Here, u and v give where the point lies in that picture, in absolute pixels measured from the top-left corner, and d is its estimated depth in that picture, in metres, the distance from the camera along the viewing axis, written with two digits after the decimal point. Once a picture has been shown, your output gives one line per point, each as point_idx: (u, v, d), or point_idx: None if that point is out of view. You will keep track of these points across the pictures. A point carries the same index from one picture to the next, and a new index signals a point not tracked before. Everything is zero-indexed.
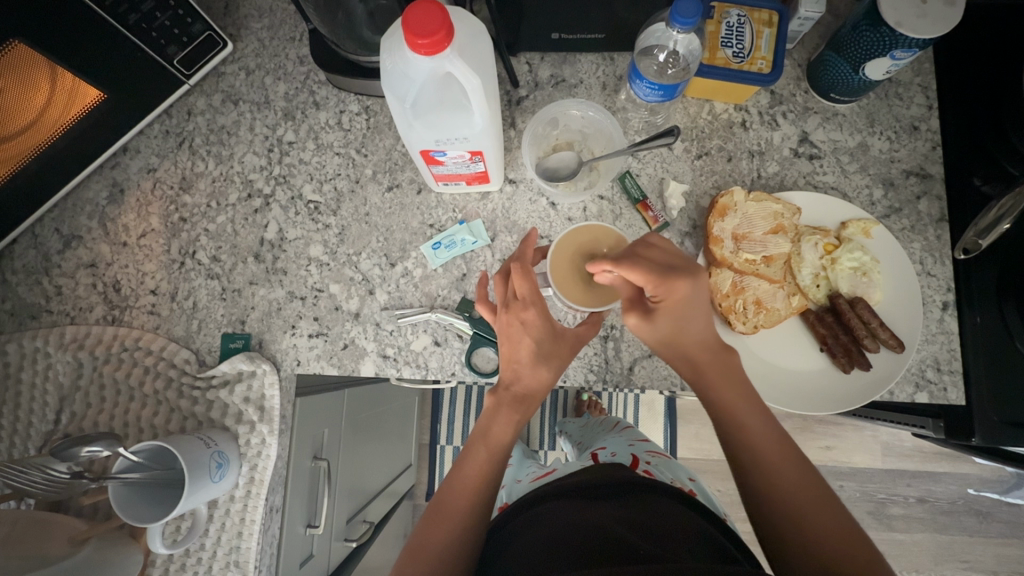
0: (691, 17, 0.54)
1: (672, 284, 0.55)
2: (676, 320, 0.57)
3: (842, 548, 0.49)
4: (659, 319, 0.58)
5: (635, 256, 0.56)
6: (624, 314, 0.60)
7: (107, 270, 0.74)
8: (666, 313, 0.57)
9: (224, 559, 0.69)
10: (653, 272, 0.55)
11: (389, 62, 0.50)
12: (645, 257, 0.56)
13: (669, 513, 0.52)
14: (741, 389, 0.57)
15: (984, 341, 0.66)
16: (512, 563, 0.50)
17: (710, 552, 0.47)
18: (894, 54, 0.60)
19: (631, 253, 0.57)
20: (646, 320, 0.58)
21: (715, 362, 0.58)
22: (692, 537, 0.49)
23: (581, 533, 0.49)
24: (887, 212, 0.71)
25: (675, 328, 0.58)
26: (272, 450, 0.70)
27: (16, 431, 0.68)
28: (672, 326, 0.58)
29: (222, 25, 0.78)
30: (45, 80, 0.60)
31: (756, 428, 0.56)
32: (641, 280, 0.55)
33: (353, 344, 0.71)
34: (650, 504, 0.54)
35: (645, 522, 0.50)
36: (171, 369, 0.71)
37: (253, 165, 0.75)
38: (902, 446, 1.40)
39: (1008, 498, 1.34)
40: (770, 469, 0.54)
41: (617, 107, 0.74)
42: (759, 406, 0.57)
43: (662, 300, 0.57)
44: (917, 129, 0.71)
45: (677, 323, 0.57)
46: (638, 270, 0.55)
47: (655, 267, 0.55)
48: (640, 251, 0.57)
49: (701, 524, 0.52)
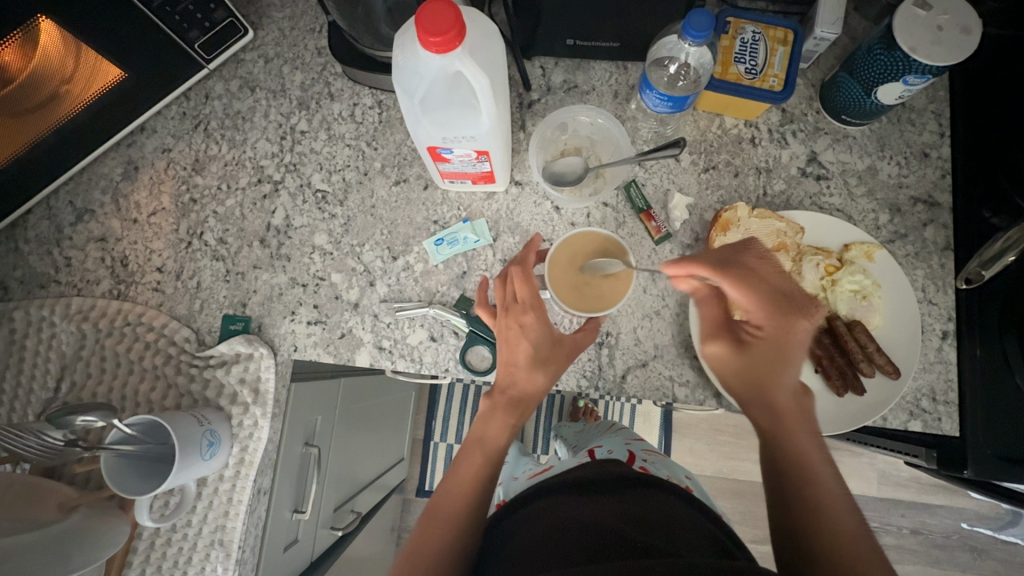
0: (704, 31, 0.54)
1: (785, 317, 0.52)
2: (772, 354, 0.53)
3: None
4: (751, 348, 0.53)
5: (745, 270, 0.53)
6: (713, 337, 0.56)
7: (116, 245, 0.76)
8: (763, 343, 0.53)
9: (209, 537, 0.70)
10: (766, 299, 0.52)
11: (402, 58, 0.51)
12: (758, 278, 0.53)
13: (669, 510, 0.52)
14: (806, 428, 0.53)
15: (982, 376, 0.65)
16: (508, 563, 0.49)
17: (710, 547, 0.47)
18: (907, 80, 0.60)
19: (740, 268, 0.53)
20: (738, 349, 0.54)
21: (790, 400, 0.54)
22: (693, 533, 0.48)
23: (579, 529, 0.49)
24: (892, 237, 0.70)
25: (767, 361, 0.53)
26: (263, 432, 0.71)
27: (17, 397, 0.70)
28: (765, 359, 0.53)
29: (245, 12, 0.79)
30: (70, 55, 0.62)
31: (809, 455, 0.52)
32: (747, 304, 0.53)
33: (350, 333, 0.72)
34: (648, 499, 0.53)
35: (644, 516, 0.50)
36: (171, 347, 0.72)
37: (265, 151, 0.77)
38: (899, 476, 1.38)
39: (1002, 535, 1.32)
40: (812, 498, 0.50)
41: (627, 116, 0.74)
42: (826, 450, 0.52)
43: (764, 332, 0.53)
44: (927, 156, 0.71)
45: (773, 356, 0.53)
46: (747, 291, 0.52)
47: (768, 294, 0.52)
48: (745, 263, 0.54)
49: (702, 522, 0.51)
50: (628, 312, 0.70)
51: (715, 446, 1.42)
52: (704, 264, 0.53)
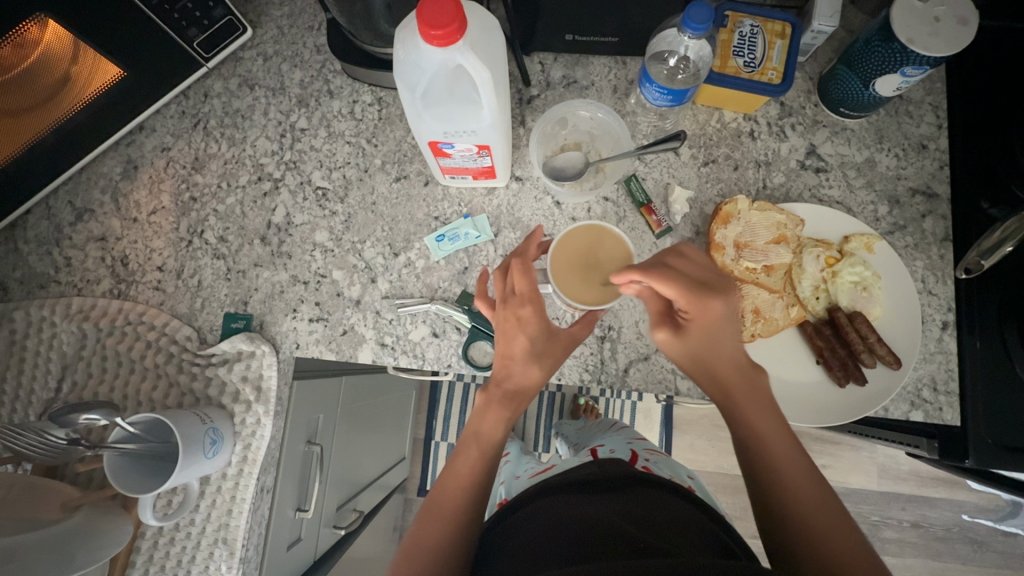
0: (703, 23, 0.55)
1: (703, 300, 0.55)
2: (706, 335, 0.56)
3: (835, 541, 0.49)
4: (688, 333, 0.57)
5: (669, 268, 0.55)
6: (652, 329, 0.59)
7: (116, 245, 0.75)
8: (695, 327, 0.56)
9: (213, 535, 0.70)
10: (685, 286, 0.54)
11: (402, 52, 0.51)
12: (676, 270, 0.55)
13: (668, 509, 0.52)
14: (761, 406, 0.56)
15: (983, 367, 0.65)
16: (509, 563, 0.49)
17: (711, 548, 0.46)
18: (905, 71, 0.60)
19: (662, 265, 0.55)
20: (678, 336, 0.57)
21: (739, 377, 0.57)
22: (695, 533, 0.48)
23: (579, 528, 0.49)
24: (891, 229, 0.71)
25: (705, 347, 0.56)
26: (267, 430, 0.71)
27: (18, 397, 0.69)
28: (702, 343, 0.56)
29: (243, 11, 0.79)
30: (69, 53, 0.62)
31: (774, 439, 0.55)
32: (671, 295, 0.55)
33: (352, 330, 0.72)
34: (650, 500, 0.53)
35: (646, 516, 0.50)
36: (173, 345, 0.72)
37: (265, 149, 0.77)
38: (899, 469, 1.38)
39: (1002, 526, 1.33)
40: (791, 489, 0.53)
41: (626, 111, 0.74)
42: (783, 425, 0.56)
43: (692, 316, 0.56)
44: (925, 148, 0.72)
45: (708, 338, 0.56)
46: (670, 283, 0.54)
47: (686, 282, 0.54)
48: (667, 261, 0.56)
49: (701, 520, 0.51)
50: (629, 306, 0.70)
51: (716, 442, 1.42)
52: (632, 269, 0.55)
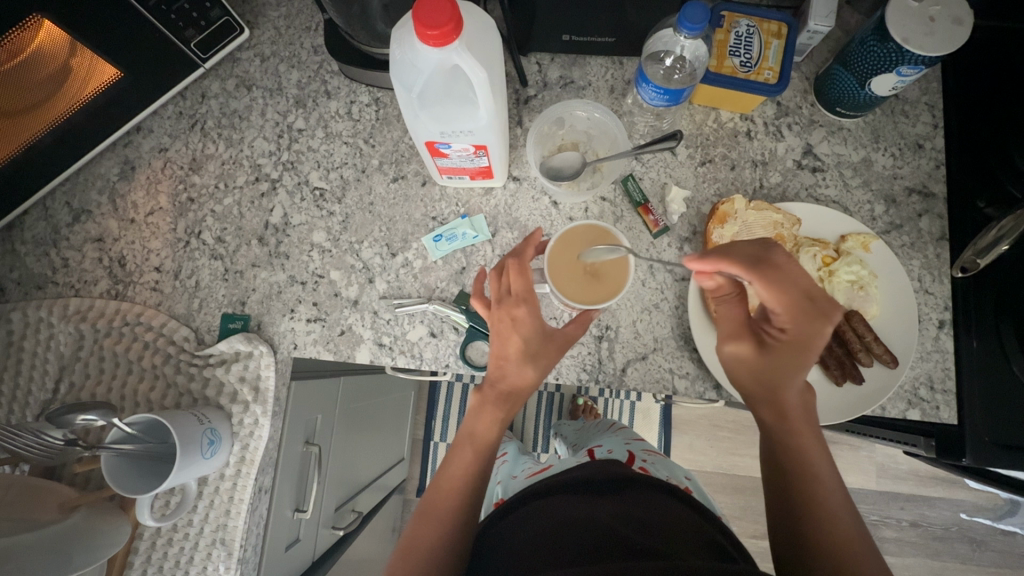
0: (699, 23, 0.55)
1: (806, 322, 0.50)
2: (798, 355, 0.52)
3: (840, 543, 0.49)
4: (773, 349, 0.53)
5: (778, 271, 0.49)
6: (734, 339, 0.56)
7: (113, 246, 0.75)
8: (787, 346, 0.52)
9: (211, 535, 0.70)
10: (792, 304, 0.50)
11: (398, 52, 0.51)
12: (790, 281, 0.49)
13: (664, 511, 0.52)
14: (806, 418, 0.55)
15: (980, 366, 0.65)
16: (504, 564, 0.49)
17: (706, 549, 0.47)
18: (900, 71, 0.60)
19: (775, 272, 0.49)
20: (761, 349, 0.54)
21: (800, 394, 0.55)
22: (690, 535, 0.48)
23: (574, 529, 0.49)
24: (887, 228, 0.71)
25: (794, 368, 0.53)
26: (265, 430, 0.71)
27: (15, 398, 0.69)
28: (790, 364, 0.53)
29: (240, 11, 0.79)
30: (66, 55, 0.62)
31: (807, 445, 0.54)
32: (775, 306, 0.50)
33: (350, 330, 0.72)
34: (646, 502, 0.53)
35: (642, 517, 0.50)
36: (170, 346, 0.71)
37: (263, 150, 0.77)
38: (898, 469, 1.39)
39: (1001, 525, 1.33)
40: (809, 492, 0.52)
41: (623, 111, 0.75)
42: (814, 432, 0.55)
43: (789, 336, 0.52)
44: (921, 147, 0.72)
45: (799, 359, 0.52)
46: (776, 296, 0.49)
47: (796, 300, 0.49)
48: (777, 260, 0.50)
49: (697, 522, 0.51)
50: (627, 305, 0.70)
51: (715, 442, 1.42)
52: (736, 266, 0.50)
